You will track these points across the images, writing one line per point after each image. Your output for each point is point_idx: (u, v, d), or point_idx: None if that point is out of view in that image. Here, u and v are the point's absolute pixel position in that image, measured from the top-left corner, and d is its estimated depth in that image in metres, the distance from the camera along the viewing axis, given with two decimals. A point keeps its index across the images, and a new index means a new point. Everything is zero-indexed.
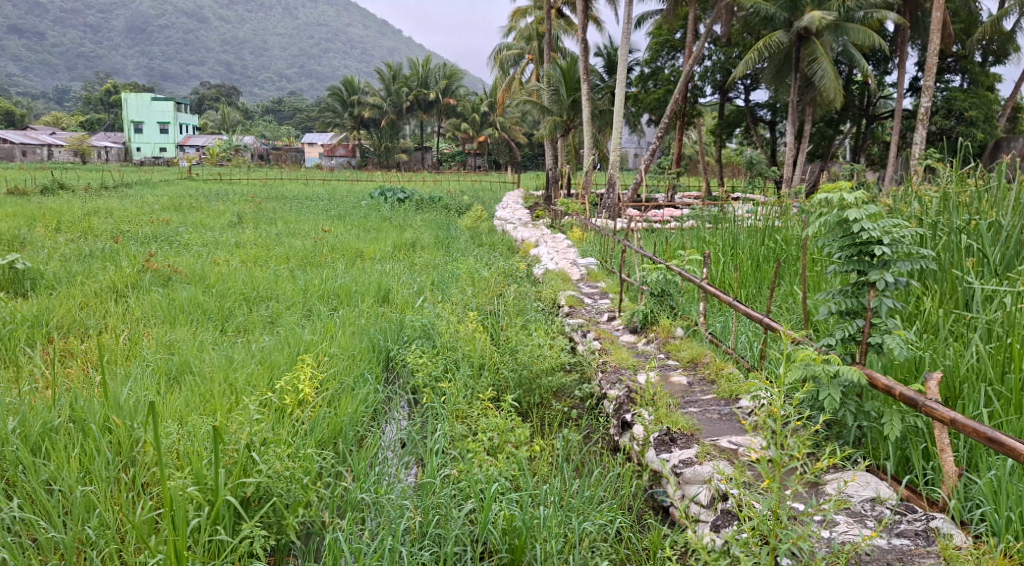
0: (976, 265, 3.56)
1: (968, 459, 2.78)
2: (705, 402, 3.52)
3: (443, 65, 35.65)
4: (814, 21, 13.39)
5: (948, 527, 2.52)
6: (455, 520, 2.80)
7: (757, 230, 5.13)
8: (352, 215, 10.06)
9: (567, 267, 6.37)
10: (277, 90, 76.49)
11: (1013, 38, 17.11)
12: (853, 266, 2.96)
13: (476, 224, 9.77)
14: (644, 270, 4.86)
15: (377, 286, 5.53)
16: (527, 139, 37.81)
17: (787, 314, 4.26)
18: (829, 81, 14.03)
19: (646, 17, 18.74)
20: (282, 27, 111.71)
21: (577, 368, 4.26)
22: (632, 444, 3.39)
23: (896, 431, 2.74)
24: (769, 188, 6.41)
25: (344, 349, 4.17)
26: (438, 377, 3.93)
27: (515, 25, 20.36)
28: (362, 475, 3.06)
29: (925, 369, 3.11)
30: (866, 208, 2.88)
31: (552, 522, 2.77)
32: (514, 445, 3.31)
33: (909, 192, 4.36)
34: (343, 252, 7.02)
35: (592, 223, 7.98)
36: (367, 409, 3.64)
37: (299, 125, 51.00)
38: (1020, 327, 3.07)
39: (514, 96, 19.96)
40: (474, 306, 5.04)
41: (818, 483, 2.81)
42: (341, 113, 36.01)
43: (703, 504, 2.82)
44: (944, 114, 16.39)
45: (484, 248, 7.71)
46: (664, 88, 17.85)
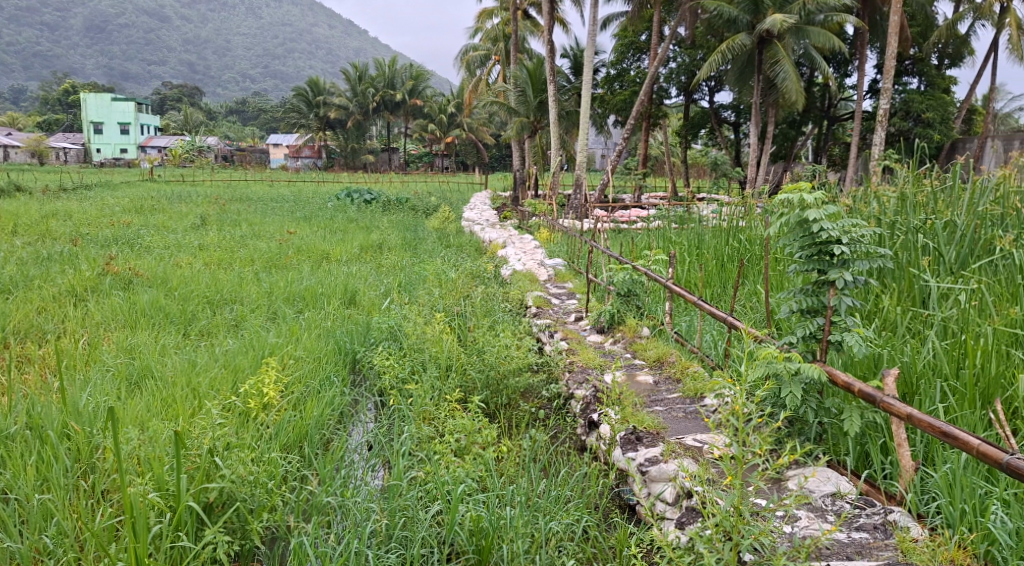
0: (932, 264, 3.64)
1: (924, 454, 2.84)
2: (671, 401, 3.55)
3: (409, 65, 35.57)
4: (776, 24, 13.58)
5: (905, 521, 2.58)
6: (422, 522, 2.79)
7: (721, 230, 5.20)
8: (317, 217, 10.04)
9: (534, 267, 6.41)
10: (241, 91, 75.69)
11: (968, 41, 17.54)
12: (813, 265, 3.00)
13: (443, 225, 9.79)
14: (610, 271, 4.90)
15: (344, 286, 5.52)
16: (494, 140, 37.88)
17: (751, 313, 4.32)
18: (791, 82, 14.24)
19: (612, 18, 18.88)
20: (247, 27, 110.52)
21: (544, 369, 4.27)
22: (599, 443, 3.42)
23: (855, 426, 2.79)
24: (733, 189, 6.52)
25: (309, 351, 4.14)
26: (405, 378, 3.93)
27: (482, 25, 20.37)
28: (328, 478, 3.03)
29: (883, 366, 3.18)
30: (826, 208, 2.92)
31: (518, 523, 2.78)
32: (481, 446, 3.32)
33: (868, 193, 4.45)
34: (309, 253, 6.98)
35: (559, 224, 8.05)
36: (334, 411, 3.63)
37: (263, 126, 50.51)
38: (973, 323, 3.14)
39: (482, 97, 19.97)
40: (441, 307, 5.04)
41: (780, 479, 2.86)
42: (307, 114, 35.69)
43: (668, 502, 2.85)
44: (903, 115, 16.75)
45: (450, 249, 7.73)
46: (630, 89, 17.97)
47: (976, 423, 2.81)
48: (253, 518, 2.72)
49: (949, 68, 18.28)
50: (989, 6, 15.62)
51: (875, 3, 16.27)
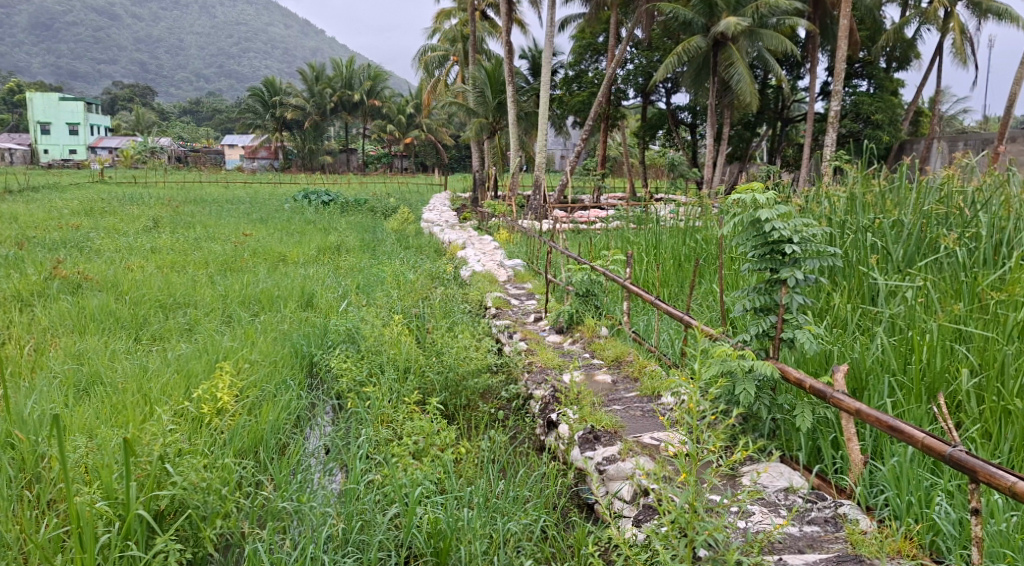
0: (880, 262, 3.74)
1: (873, 448, 2.91)
2: (629, 401, 3.57)
3: (368, 66, 35.34)
4: (729, 27, 13.79)
5: (854, 513, 2.64)
6: (379, 525, 2.78)
7: (678, 230, 5.25)
8: (273, 219, 9.92)
9: (494, 268, 6.42)
10: (195, 90, 74.33)
11: (914, 45, 17.99)
12: (765, 264, 3.06)
13: (402, 226, 9.74)
14: (569, 271, 4.91)
15: (301, 290, 5.46)
16: (453, 141, 37.79)
17: (707, 311, 4.38)
18: (745, 84, 14.46)
19: (569, 20, 18.99)
20: (202, 26, 108.73)
21: (503, 369, 4.27)
22: (557, 443, 3.43)
23: (806, 422, 2.85)
24: (691, 189, 6.59)
25: (265, 355, 4.09)
26: (362, 381, 3.89)
27: (440, 26, 20.32)
28: (284, 483, 3.00)
29: (834, 362, 3.26)
30: (776, 208, 2.97)
31: (477, 524, 2.78)
32: (439, 447, 3.32)
33: (820, 192, 4.54)
34: (266, 256, 6.88)
35: (518, 225, 8.07)
36: (289, 416, 3.59)
37: (218, 127, 49.67)
38: (919, 320, 3.23)
39: (441, 98, 19.93)
40: (399, 309, 5.01)
41: (734, 475, 2.91)
42: (263, 114, 35.17)
43: (626, 500, 2.87)
44: (853, 117, 17.16)
45: (410, 251, 7.66)
46: (588, 91, 18.07)
47: (922, 417, 2.89)
48: (206, 526, 2.67)
49: (897, 71, 18.74)
50: (933, 11, 16.05)
51: (825, 8, 16.62)
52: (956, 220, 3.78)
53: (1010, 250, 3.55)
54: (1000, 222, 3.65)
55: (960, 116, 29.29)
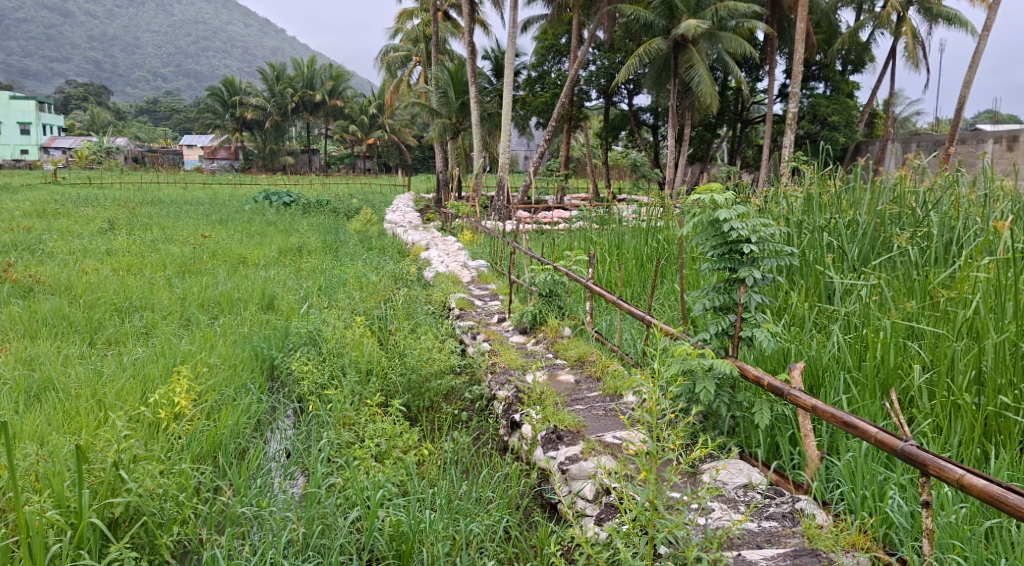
0: (836, 261, 3.82)
1: (829, 444, 2.97)
2: (591, 400, 3.60)
3: (329, 65, 35.13)
4: (690, 29, 13.94)
5: (811, 508, 2.68)
6: (340, 529, 2.75)
7: (640, 230, 5.30)
8: (231, 221, 9.80)
9: (457, 269, 6.41)
10: (153, 90, 73.04)
11: (869, 48, 18.37)
12: (724, 264, 3.10)
13: (365, 228, 9.69)
14: (533, 271, 4.93)
15: (262, 292, 5.40)
16: (416, 141, 37.72)
17: (669, 311, 4.43)
18: (706, 86, 14.62)
19: (532, 21, 19.02)
20: (160, 24, 106.89)
21: (467, 370, 4.26)
22: (520, 444, 3.44)
23: (764, 419, 2.90)
24: (652, 189, 6.66)
25: (224, 359, 4.04)
26: (324, 384, 3.86)
27: (403, 26, 20.23)
28: (244, 488, 2.97)
29: (791, 360, 3.33)
30: (734, 208, 3.01)
31: (439, 526, 2.77)
32: (401, 449, 3.31)
33: (777, 192, 4.63)
34: (225, 257, 6.79)
35: (481, 225, 8.09)
36: (249, 420, 3.55)
37: (176, 126, 48.83)
38: (873, 317, 3.30)
39: (404, 98, 19.85)
40: (361, 311, 4.97)
41: (694, 473, 2.95)
42: (222, 114, 34.72)
43: (588, 499, 2.87)
44: (810, 119, 17.47)
45: (372, 252, 7.64)
46: (551, 92, 18.12)
47: (875, 412, 2.94)
48: (162, 533, 2.62)
49: (852, 74, 19.11)
50: (886, 15, 16.41)
51: (783, 11, 16.89)
52: (908, 220, 3.89)
53: (960, 249, 3.63)
54: (950, 221, 3.74)
55: (912, 117, 30.02)
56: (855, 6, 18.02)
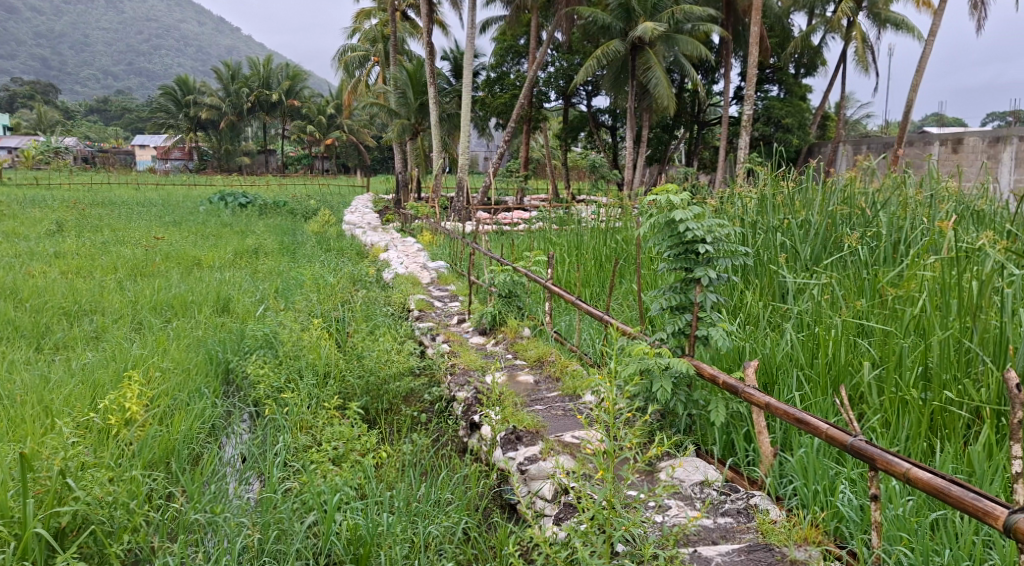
0: (789, 261, 3.90)
1: (783, 440, 3.03)
2: (550, 400, 3.61)
3: (285, 65, 34.77)
4: (647, 31, 14.08)
5: (765, 504, 2.72)
6: (297, 533, 2.71)
7: (598, 231, 5.35)
8: (185, 222, 9.62)
9: (416, 270, 6.40)
10: (103, 89, 71.45)
11: (821, 52, 18.76)
12: (680, 264, 3.13)
13: (323, 229, 9.59)
14: (492, 272, 4.94)
15: (217, 294, 5.31)
16: (375, 142, 37.53)
17: (627, 311, 4.47)
18: (663, 88, 14.80)
19: (491, 22, 19.01)
20: (112, 21, 104.55)
21: (426, 371, 4.24)
22: (480, 445, 3.43)
23: (720, 417, 2.94)
24: (611, 190, 6.72)
25: (177, 363, 3.97)
26: (280, 388, 3.81)
27: (360, 26, 20.07)
28: (197, 494, 2.91)
29: (746, 358, 3.40)
30: (690, 209, 3.04)
31: (396, 529, 2.74)
32: (359, 453, 3.29)
33: (733, 193, 4.70)
34: (179, 259, 6.66)
35: (441, 226, 8.08)
36: (203, 425, 3.49)
37: (128, 126, 47.86)
38: (825, 316, 3.37)
39: (363, 98, 19.70)
40: (318, 313, 4.91)
41: (652, 471, 2.98)
42: (176, 114, 34.10)
43: (546, 499, 2.87)
44: (765, 121, 17.77)
45: (331, 253, 7.56)
46: (511, 92, 18.13)
47: (827, 409, 3.00)
48: (112, 542, 2.57)
49: (804, 77, 19.50)
50: (837, 20, 16.78)
51: (737, 14, 17.16)
52: (858, 220, 3.98)
53: (908, 249, 3.72)
54: (898, 221, 3.83)
55: (862, 120, 30.82)
56: (807, 11, 18.39)
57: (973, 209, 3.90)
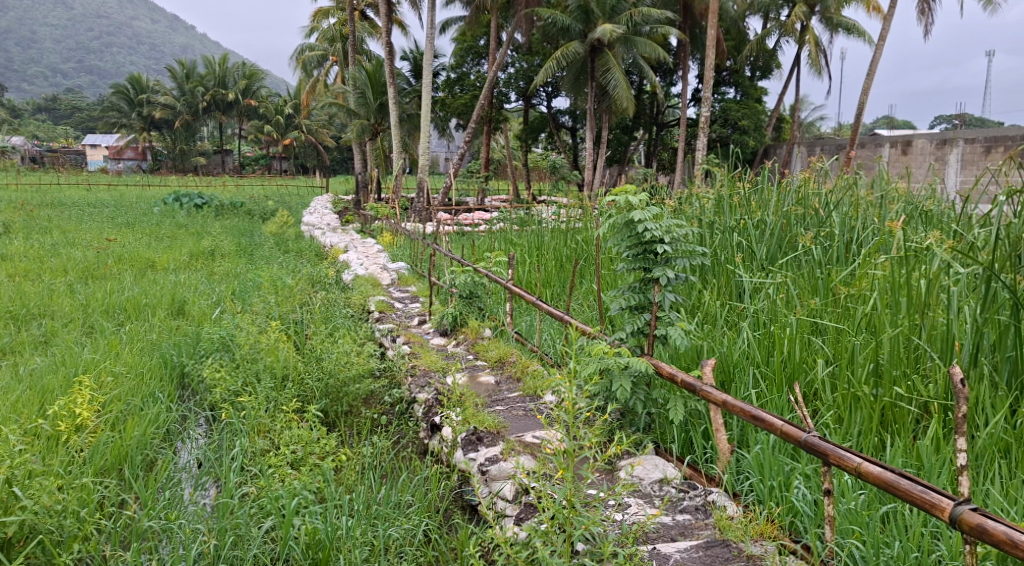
0: (745, 261, 3.97)
1: (739, 438, 3.07)
2: (511, 401, 3.62)
3: (242, 64, 34.27)
4: (606, 33, 14.18)
5: (722, 500, 2.76)
6: (253, 540, 2.68)
7: (559, 231, 5.38)
8: (139, 223, 9.43)
9: (377, 271, 6.38)
10: (51, 87, 69.64)
11: (775, 55, 19.11)
12: (639, 264, 3.16)
13: (282, 230, 9.47)
14: (452, 272, 4.93)
15: (172, 297, 5.21)
16: (335, 143, 37.26)
17: (587, 311, 4.51)
18: (622, 89, 14.92)
19: (450, 22, 18.97)
20: (61, 17, 101.93)
21: (386, 373, 4.21)
22: (441, 446, 3.42)
23: (678, 414, 2.98)
24: (571, 191, 6.77)
25: (131, 367, 3.89)
26: (237, 391, 3.75)
27: (318, 25, 19.88)
28: (150, 501, 2.85)
29: (703, 357, 3.45)
30: (648, 210, 3.07)
31: (356, 532, 2.71)
32: (318, 456, 3.26)
33: (691, 194, 4.77)
34: (132, 261, 6.53)
35: (401, 227, 8.05)
36: (157, 430, 3.42)
37: (78, 126, 46.83)
38: (780, 314, 3.43)
39: (321, 98, 19.51)
40: (276, 315, 4.85)
41: (611, 470, 3.00)
42: (128, 113, 33.37)
43: (507, 499, 2.87)
44: (721, 123, 18.05)
45: (289, 255, 7.45)
46: (471, 93, 18.11)
47: (782, 406, 3.06)
48: (61, 551, 2.51)
49: (760, 79, 19.84)
50: (790, 24, 17.11)
51: (694, 18, 17.39)
52: (812, 220, 4.06)
53: (859, 249, 3.81)
54: (850, 221, 3.93)
55: (816, 122, 31.49)
56: (761, 15, 18.72)
57: (921, 209, 4.01)
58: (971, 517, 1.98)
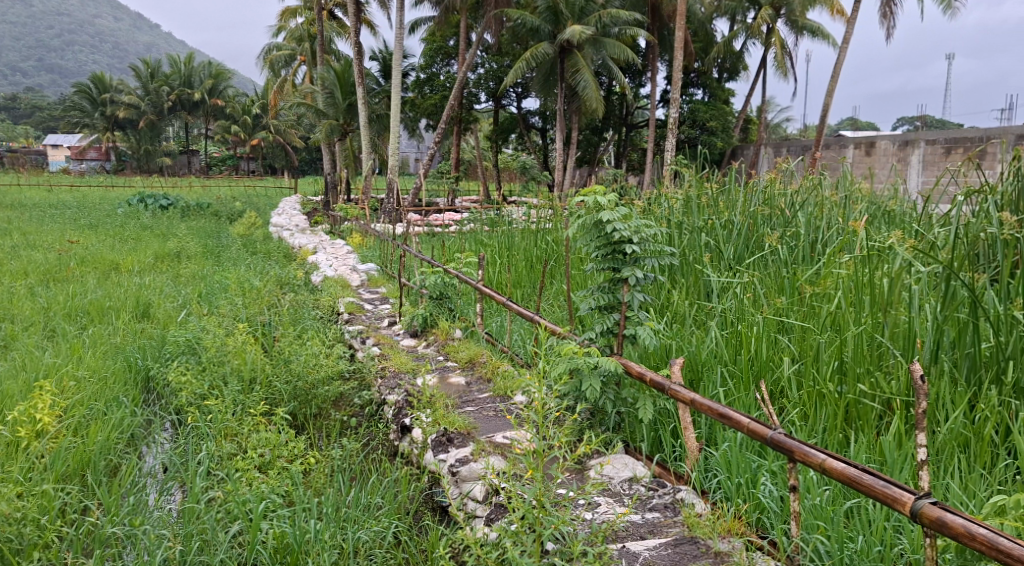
0: (713, 261, 4.01)
1: (707, 435, 3.10)
2: (481, 401, 3.62)
3: (208, 63, 33.83)
4: (575, 34, 14.23)
5: (691, 497, 2.78)
6: (221, 544, 2.64)
7: (530, 232, 5.40)
8: (103, 225, 9.25)
9: (346, 273, 6.35)
10: (11, 85, 68.12)
11: (742, 57, 19.33)
12: (608, 263, 3.18)
13: (249, 231, 9.37)
14: (423, 274, 4.92)
15: (136, 300, 5.12)
16: (303, 143, 36.96)
17: (557, 311, 4.52)
18: (591, 90, 14.99)
19: (419, 23, 18.91)
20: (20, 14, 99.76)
21: (356, 376, 4.18)
22: (411, 448, 3.40)
23: (647, 413, 3.00)
24: (541, 191, 6.79)
25: (94, 372, 3.82)
26: (203, 395, 3.70)
27: (286, 24, 19.69)
28: (113, 506, 2.80)
29: (672, 356, 3.48)
30: (617, 210, 3.08)
31: (325, 536, 2.68)
32: (286, 459, 3.24)
33: (660, 195, 4.82)
34: (95, 263, 6.41)
35: (371, 228, 8.03)
36: (122, 434, 3.36)
37: (39, 125, 45.93)
38: (747, 314, 3.46)
39: (289, 98, 19.31)
40: (244, 317, 4.79)
41: (580, 469, 3.02)
42: (91, 113, 32.79)
43: (478, 500, 2.87)
44: (690, 124, 18.22)
45: (257, 257, 7.37)
46: (440, 94, 18.06)
47: (749, 404, 3.08)
48: (20, 560, 2.47)
49: (727, 81, 20.07)
50: (757, 26, 17.31)
51: (663, 19, 17.53)
52: (778, 220, 4.11)
53: (824, 248, 3.87)
54: (815, 221, 3.99)
55: (782, 124, 31.90)
56: (728, 16, 18.92)
57: (884, 210, 4.09)
58: (931, 511, 2.01)
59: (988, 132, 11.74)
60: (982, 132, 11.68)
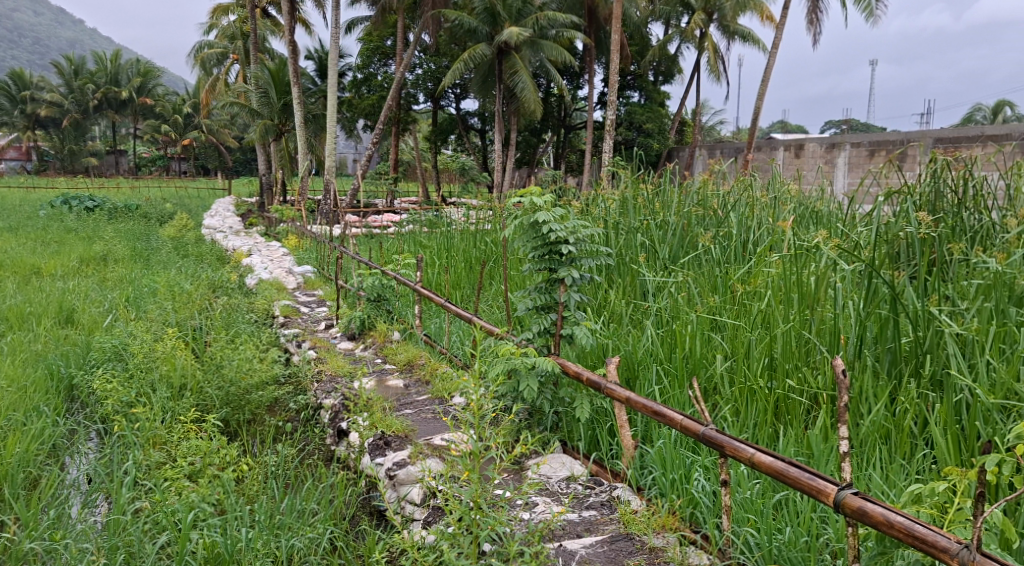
0: (649, 261, 4.07)
1: (643, 433, 3.14)
2: (419, 403, 3.60)
3: (136, 61, 32.80)
4: (512, 36, 14.28)
5: (627, 495, 2.81)
6: (147, 555, 2.55)
7: (468, 233, 5.42)
8: (22, 227, 8.88)
9: (282, 275, 6.28)
10: None
11: (677, 61, 19.70)
12: (545, 264, 3.20)
13: (180, 233, 9.13)
14: (360, 276, 4.88)
15: (59, 304, 4.94)
16: (237, 143, 36.15)
17: (495, 312, 4.54)
18: (529, 92, 15.06)
19: (356, 23, 18.71)
20: None
21: (292, 380, 4.13)
22: (348, 453, 3.36)
23: (584, 412, 3.02)
24: (478, 191, 6.79)
25: (12, 381, 3.66)
26: (130, 402, 3.58)
27: (218, 22, 19.23)
28: (31, 521, 2.69)
29: (608, 355, 3.52)
30: (553, 211, 3.09)
31: (257, 544, 2.62)
32: (218, 466, 3.14)
33: (597, 195, 4.88)
34: (14, 267, 6.15)
35: (306, 230, 7.92)
36: (42, 446, 3.23)
37: None
38: (681, 312, 3.53)
39: (222, 96, 18.85)
40: (173, 322, 4.66)
41: (518, 470, 3.03)
42: (11, 111, 31.46)
43: (415, 503, 2.84)
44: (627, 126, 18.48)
45: (187, 259, 7.19)
46: (378, 94, 17.89)
47: (683, 401, 3.12)
48: None
49: (663, 84, 20.43)
50: (690, 30, 17.66)
51: (599, 23, 17.72)
52: (712, 220, 4.21)
53: (754, 248, 3.97)
54: (746, 221, 4.10)
55: (716, 127, 32.65)
56: (663, 20, 19.25)
57: (811, 209, 4.22)
58: (852, 500, 2.07)
59: (908, 135, 12.23)
60: (903, 135, 12.14)
